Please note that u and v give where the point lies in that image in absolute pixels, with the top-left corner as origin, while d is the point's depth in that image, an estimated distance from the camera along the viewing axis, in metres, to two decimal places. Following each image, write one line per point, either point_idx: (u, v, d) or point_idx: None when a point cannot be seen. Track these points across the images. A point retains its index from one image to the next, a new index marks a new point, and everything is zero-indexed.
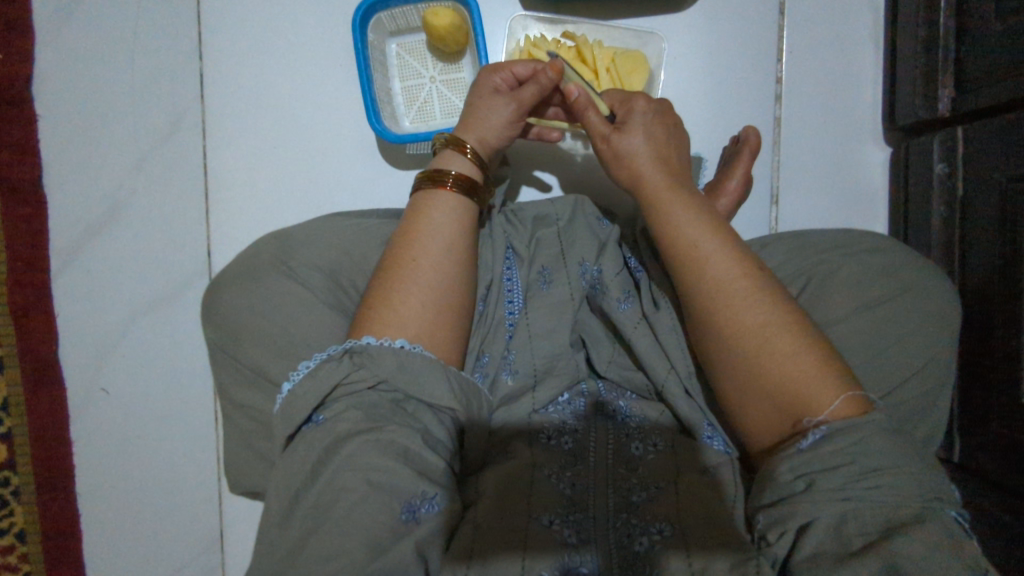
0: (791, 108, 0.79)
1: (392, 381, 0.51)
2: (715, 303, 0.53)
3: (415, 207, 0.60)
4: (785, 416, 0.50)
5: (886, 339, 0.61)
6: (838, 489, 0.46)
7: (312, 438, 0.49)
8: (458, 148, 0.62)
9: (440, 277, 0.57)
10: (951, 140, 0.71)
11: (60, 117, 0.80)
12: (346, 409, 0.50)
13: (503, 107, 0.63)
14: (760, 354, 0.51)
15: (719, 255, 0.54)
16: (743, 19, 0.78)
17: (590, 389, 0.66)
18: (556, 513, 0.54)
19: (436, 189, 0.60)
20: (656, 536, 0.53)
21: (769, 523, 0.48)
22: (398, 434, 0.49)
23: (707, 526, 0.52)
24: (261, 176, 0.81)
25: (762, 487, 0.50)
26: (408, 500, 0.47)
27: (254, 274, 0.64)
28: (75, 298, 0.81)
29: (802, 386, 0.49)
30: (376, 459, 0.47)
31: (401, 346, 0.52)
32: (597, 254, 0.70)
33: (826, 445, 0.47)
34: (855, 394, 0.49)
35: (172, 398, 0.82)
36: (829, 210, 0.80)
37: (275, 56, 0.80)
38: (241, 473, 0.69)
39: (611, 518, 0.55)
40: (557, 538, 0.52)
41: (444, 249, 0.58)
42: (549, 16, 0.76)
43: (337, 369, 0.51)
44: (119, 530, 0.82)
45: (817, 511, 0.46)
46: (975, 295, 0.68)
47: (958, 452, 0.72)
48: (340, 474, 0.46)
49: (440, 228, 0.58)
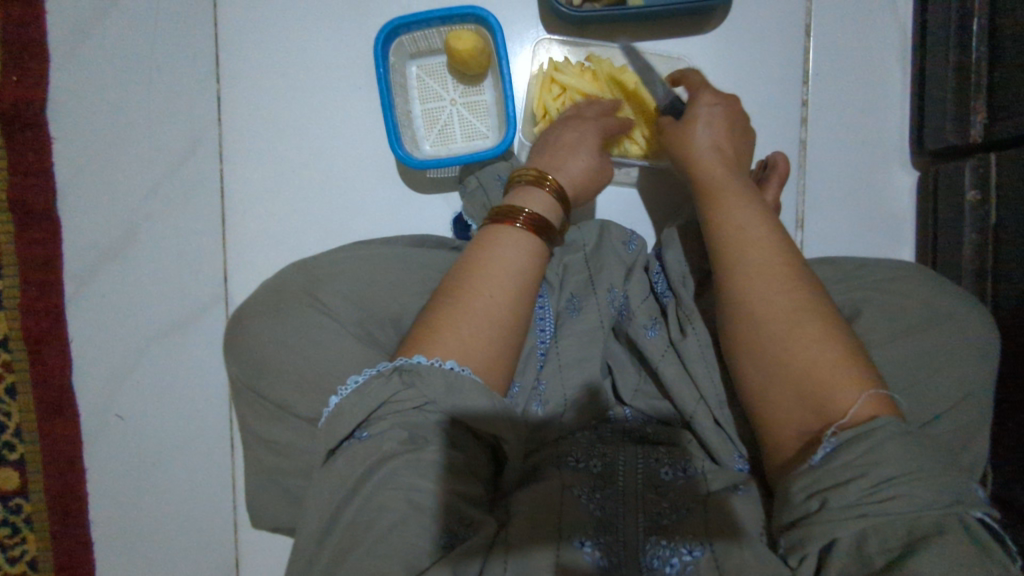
0: (817, 132, 0.78)
1: (440, 403, 0.50)
2: (750, 288, 0.54)
3: (483, 235, 0.59)
4: (816, 414, 0.49)
5: (923, 373, 0.60)
6: (853, 505, 0.44)
7: (355, 453, 0.48)
8: (538, 182, 0.62)
9: (497, 300, 0.55)
10: (983, 166, 0.69)
11: (75, 140, 0.79)
12: (392, 427, 0.49)
13: (579, 153, 0.65)
14: (788, 335, 0.51)
15: (757, 242, 0.56)
16: (768, 42, 0.77)
17: (614, 417, 0.66)
18: (588, 534, 0.53)
19: (506, 224, 0.59)
20: (687, 557, 0.51)
21: (789, 546, 0.47)
22: (440, 455, 0.49)
23: (732, 542, 0.51)
24: (279, 200, 0.80)
25: (780, 509, 0.48)
26: (445, 526, 0.47)
27: (278, 305, 0.63)
28: (90, 323, 0.80)
29: (833, 385, 0.49)
30: (417, 480, 0.47)
31: (451, 367, 0.51)
32: (625, 280, 0.70)
33: (836, 458, 0.46)
34: (878, 391, 0.48)
35: (187, 425, 0.81)
36: (857, 234, 0.79)
37: (293, 77, 0.79)
38: (261, 508, 0.67)
39: (641, 539, 0.54)
40: (587, 559, 0.51)
41: (517, 283, 0.57)
42: (572, 39, 0.76)
43: (386, 386, 0.50)
44: (133, 559, 0.81)
45: (834, 530, 0.44)
46: (1010, 325, 0.67)
47: (990, 483, 0.71)
48: (382, 492, 0.47)
49: (514, 259, 0.57)
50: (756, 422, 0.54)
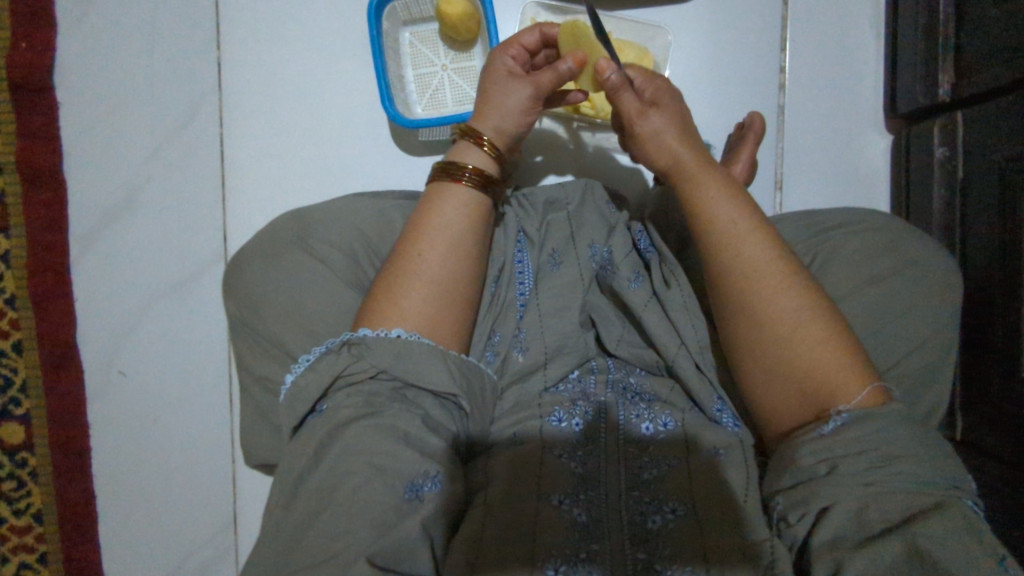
0: (794, 96, 0.81)
1: (390, 370, 0.54)
2: (751, 283, 0.55)
3: (426, 199, 0.61)
4: (809, 402, 0.53)
5: (890, 315, 0.63)
6: (859, 474, 0.48)
7: (315, 424, 0.52)
8: (474, 139, 0.63)
9: (439, 267, 0.58)
10: (951, 125, 0.73)
11: (81, 104, 0.82)
12: (348, 397, 0.53)
13: (517, 90, 0.63)
14: (790, 339, 0.53)
15: (757, 238, 0.56)
16: (746, 10, 0.80)
17: (599, 366, 0.68)
18: (566, 493, 0.56)
19: (450, 183, 0.61)
20: (669, 514, 0.55)
21: (789, 505, 0.51)
22: (398, 418, 0.52)
23: (715, 509, 0.55)
24: (276, 161, 0.83)
25: (780, 471, 0.52)
26: (410, 480, 0.50)
27: (273, 252, 0.66)
28: (94, 281, 0.83)
29: (830, 376, 0.52)
30: (379, 443, 0.50)
31: (398, 335, 0.54)
32: (607, 237, 0.73)
33: (846, 431, 0.49)
34: (877, 385, 0.51)
35: (188, 380, 0.84)
36: (832, 194, 0.82)
37: (291, 43, 0.82)
38: (256, 450, 0.70)
39: (623, 495, 0.57)
40: (568, 517, 0.54)
41: (447, 240, 0.59)
42: (560, 4, 0.79)
43: (336, 361, 0.54)
44: (134, 510, 0.84)
45: (836, 495, 0.48)
46: (976, 276, 0.70)
47: (959, 429, 0.74)
48: (344, 457, 0.50)
49: (446, 219, 0.60)
50: (753, 404, 0.57)
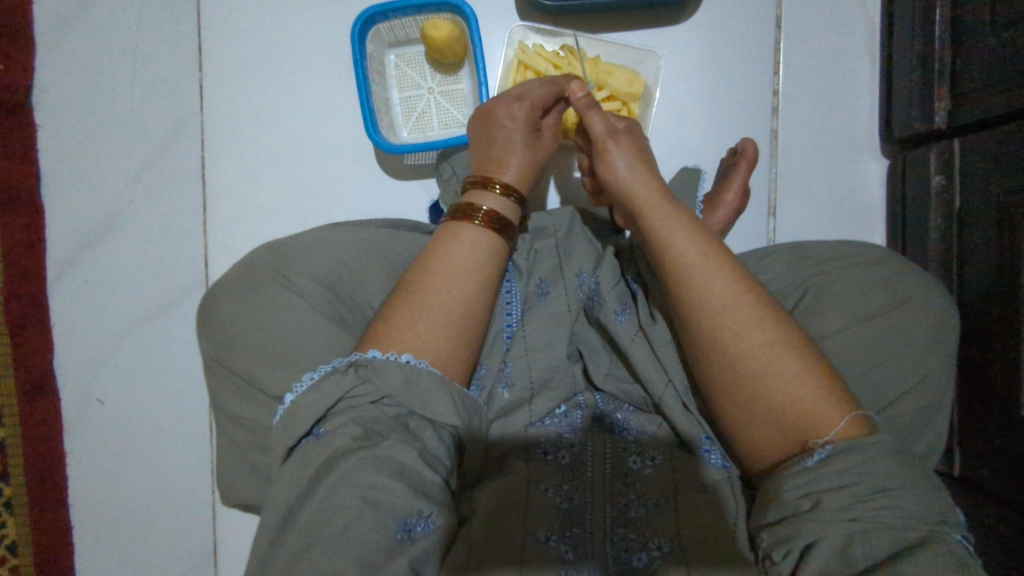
0: (788, 120, 0.79)
1: (395, 397, 0.52)
2: (721, 321, 0.53)
3: (440, 236, 0.60)
4: (790, 436, 0.50)
5: (885, 351, 0.61)
6: (845, 508, 0.46)
7: (310, 451, 0.49)
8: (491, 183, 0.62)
9: (455, 295, 0.57)
10: (948, 151, 0.71)
11: (59, 127, 0.80)
12: (348, 423, 0.50)
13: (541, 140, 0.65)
14: (763, 374, 0.51)
15: (720, 270, 0.54)
16: (740, 32, 0.79)
17: (586, 401, 0.65)
18: (553, 529, 0.54)
19: (468, 225, 0.60)
20: (655, 551, 0.53)
21: (773, 542, 0.47)
22: (396, 450, 0.49)
23: (704, 548, 0.52)
24: (258, 186, 0.81)
25: (765, 505, 0.49)
26: (404, 519, 0.48)
27: (251, 283, 0.64)
28: (71, 307, 0.81)
29: (807, 408, 0.50)
30: (373, 476, 0.47)
31: (407, 360, 0.52)
32: (595, 266, 0.70)
33: (830, 465, 0.47)
34: (856, 414, 0.50)
35: (166, 409, 0.82)
36: (827, 221, 0.80)
37: (275, 65, 0.81)
38: (231, 487, 0.68)
39: (611, 533, 0.56)
40: (555, 555, 0.52)
41: (465, 270, 0.58)
42: (547, 27, 0.77)
43: (342, 382, 0.51)
44: (109, 543, 0.82)
45: (819, 532, 0.45)
46: (975, 309, 0.68)
47: (957, 466, 0.72)
48: (337, 490, 0.47)
49: (463, 250, 0.59)
50: (734, 440, 0.54)
